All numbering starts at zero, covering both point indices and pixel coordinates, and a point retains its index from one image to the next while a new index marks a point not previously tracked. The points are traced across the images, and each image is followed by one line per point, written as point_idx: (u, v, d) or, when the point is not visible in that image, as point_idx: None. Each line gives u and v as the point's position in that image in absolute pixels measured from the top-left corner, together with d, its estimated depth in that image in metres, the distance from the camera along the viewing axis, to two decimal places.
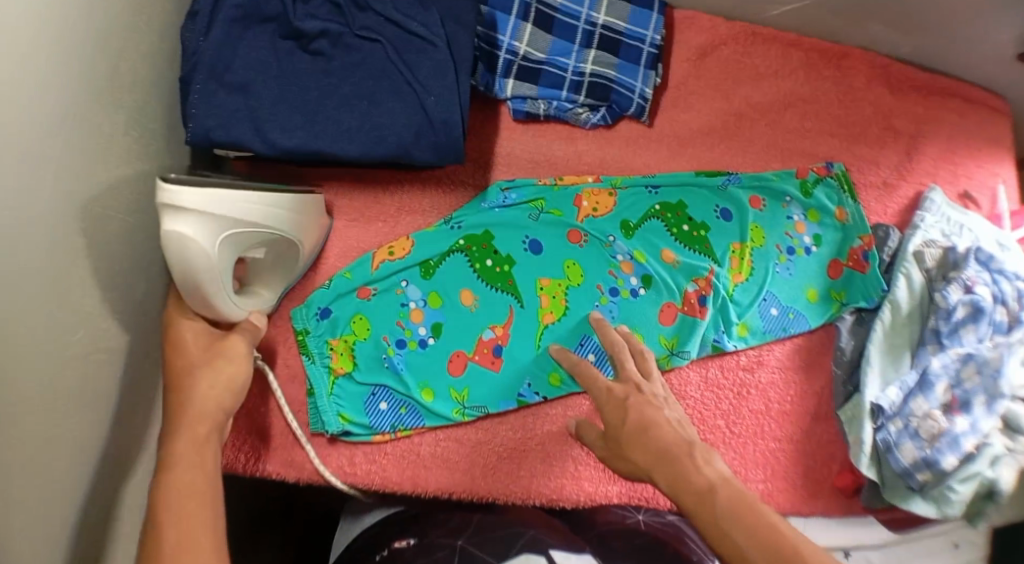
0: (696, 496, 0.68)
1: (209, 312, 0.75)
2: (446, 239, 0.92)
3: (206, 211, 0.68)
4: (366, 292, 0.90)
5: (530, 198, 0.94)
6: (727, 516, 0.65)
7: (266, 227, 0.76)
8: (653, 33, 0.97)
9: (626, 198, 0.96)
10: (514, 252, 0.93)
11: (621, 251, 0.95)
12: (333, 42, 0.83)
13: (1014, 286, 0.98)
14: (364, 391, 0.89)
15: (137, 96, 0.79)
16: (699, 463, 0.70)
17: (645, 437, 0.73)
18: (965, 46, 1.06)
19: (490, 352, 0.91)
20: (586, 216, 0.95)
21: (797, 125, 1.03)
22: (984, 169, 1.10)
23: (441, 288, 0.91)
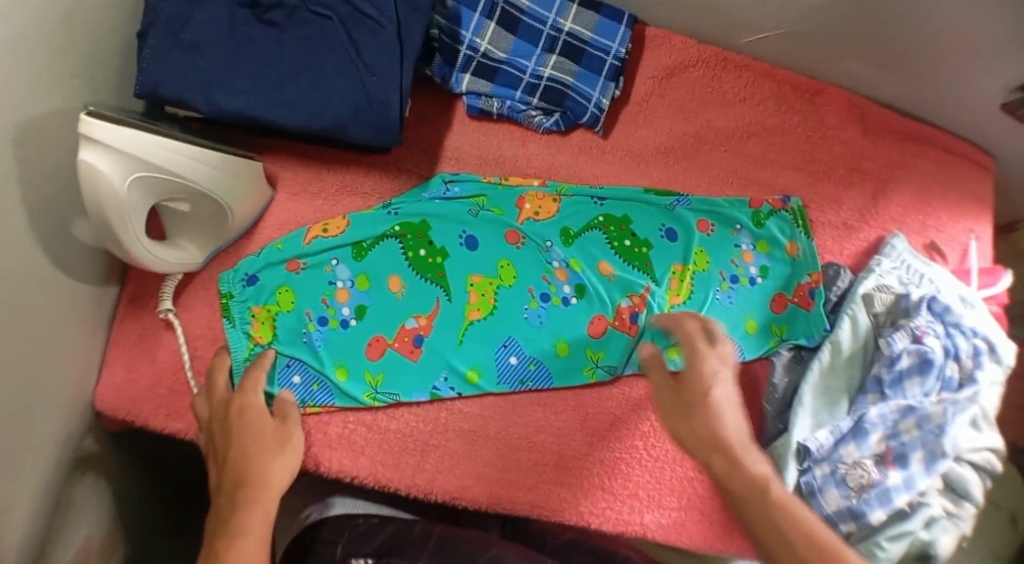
0: (747, 481, 0.75)
1: (117, 248, 0.82)
2: (381, 223, 0.93)
3: (119, 149, 0.75)
4: (295, 265, 0.91)
5: (472, 194, 0.95)
6: (777, 509, 0.73)
7: (184, 179, 0.82)
8: (619, 45, 0.97)
9: (570, 206, 0.96)
10: (449, 244, 0.93)
11: (557, 257, 0.94)
12: (287, 14, 0.86)
13: (970, 341, 0.94)
14: (280, 362, 0.89)
15: (91, 45, 0.83)
16: (749, 455, 0.77)
17: (710, 419, 0.79)
18: (951, 98, 1.01)
19: (411, 341, 0.91)
20: (526, 218, 0.95)
21: (760, 155, 1.03)
22: (957, 224, 1.04)
23: (371, 271, 0.91)
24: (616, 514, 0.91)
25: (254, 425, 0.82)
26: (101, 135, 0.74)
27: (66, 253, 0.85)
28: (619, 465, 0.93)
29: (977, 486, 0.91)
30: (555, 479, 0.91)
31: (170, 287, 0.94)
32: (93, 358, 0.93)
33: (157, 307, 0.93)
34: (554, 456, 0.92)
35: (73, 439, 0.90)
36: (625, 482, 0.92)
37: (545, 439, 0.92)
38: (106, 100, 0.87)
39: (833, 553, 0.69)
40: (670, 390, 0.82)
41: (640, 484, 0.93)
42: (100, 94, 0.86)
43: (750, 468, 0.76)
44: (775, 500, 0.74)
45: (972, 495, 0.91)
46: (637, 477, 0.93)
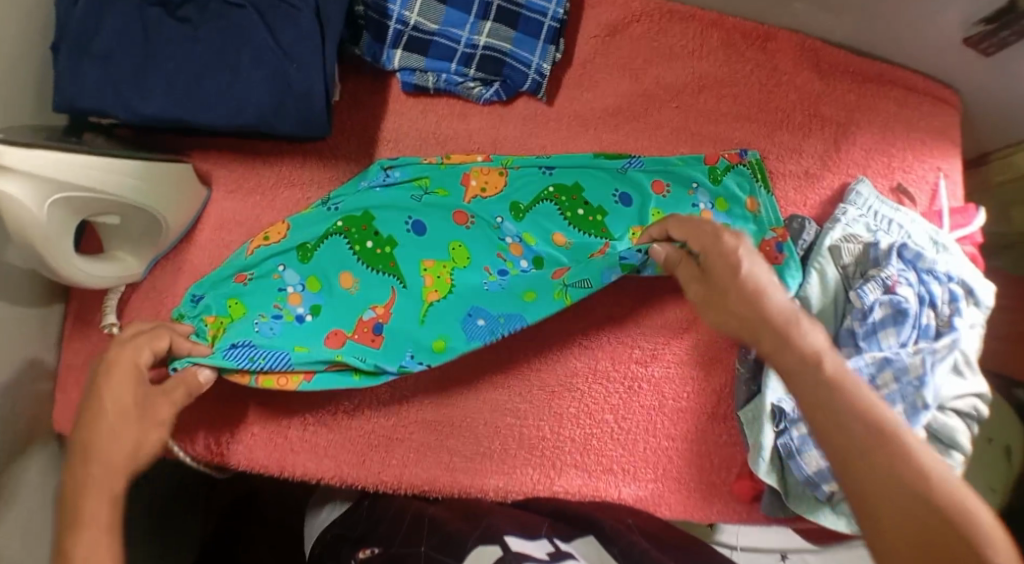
0: (798, 361, 0.70)
1: (47, 270, 0.79)
2: (323, 221, 0.89)
3: (35, 172, 0.73)
4: (242, 277, 0.87)
5: (413, 178, 0.91)
6: (830, 388, 0.67)
7: (108, 194, 0.79)
8: (557, 5, 0.92)
9: (517, 178, 0.93)
10: (396, 233, 0.89)
11: (510, 234, 0.91)
12: (200, 8, 0.83)
13: (946, 287, 0.92)
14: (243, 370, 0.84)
15: (1, 60, 0.80)
16: (802, 331, 0.72)
17: (745, 301, 0.74)
18: (907, 33, 0.96)
19: (371, 331, 0.87)
20: (473, 196, 0.92)
21: (712, 109, 0.99)
22: (925, 163, 1.01)
23: (320, 271, 0.88)
24: (593, 489, 0.90)
25: (111, 432, 0.74)
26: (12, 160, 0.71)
27: (2, 279, 0.82)
28: (591, 440, 0.91)
29: (964, 433, 0.89)
30: (526, 461, 0.90)
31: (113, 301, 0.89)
32: (44, 382, 0.90)
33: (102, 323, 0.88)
34: (522, 438, 0.90)
35: (33, 465, 0.88)
36: (598, 458, 0.91)
37: (514, 422, 0.91)
38: (24, 117, 0.84)
39: (892, 434, 0.64)
40: (700, 284, 0.79)
41: (613, 458, 0.91)
42: (16, 112, 0.83)
43: (803, 342, 0.71)
44: (832, 382, 0.68)
45: (961, 444, 0.89)
46: (610, 450, 0.91)
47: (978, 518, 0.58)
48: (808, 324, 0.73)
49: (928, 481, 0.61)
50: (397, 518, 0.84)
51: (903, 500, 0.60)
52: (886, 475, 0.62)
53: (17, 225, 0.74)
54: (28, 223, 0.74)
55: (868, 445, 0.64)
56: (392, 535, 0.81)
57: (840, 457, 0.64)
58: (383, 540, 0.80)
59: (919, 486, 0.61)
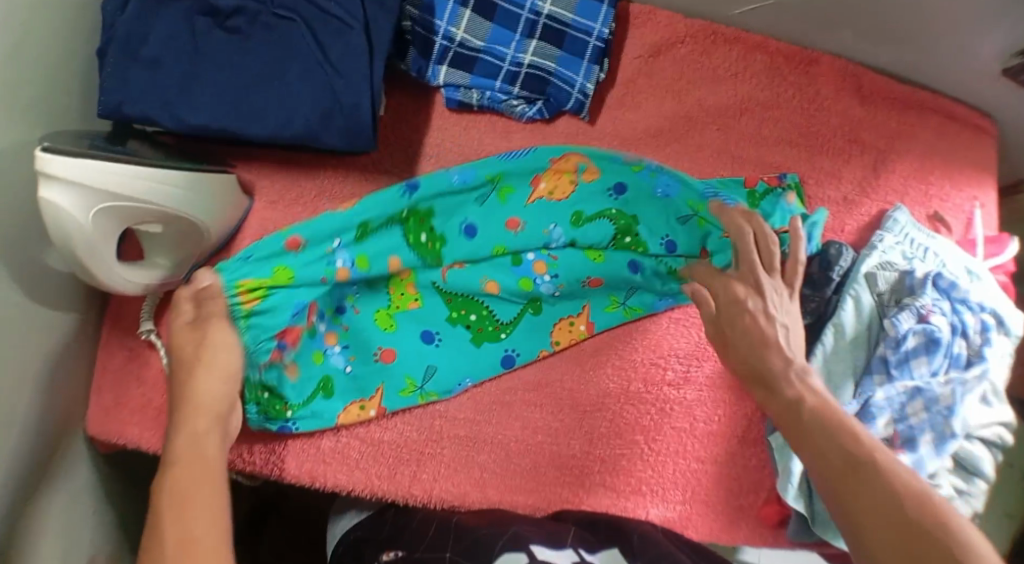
0: (783, 405, 0.74)
1: (89, 276, 0.80)
2: (393, 205, 0.88)
3: (77, 180, 0.73)
4: (296, 244, 0.86)
5: (486, 175, 0.91)
6: (813, 427, 0.71)
7: (151, 202, 0.79)
8: (602, 25, 0.93)
9: (583, 191, 0.93)
10: (449, 232, 0.91)
11: (557, 235, 0.93)
12: (249, 19, 0.83)
13: (977, 316, 0.92)
14: (297, 332, 0.88)
15: (50, 64, 0.80)
16: (792, 378, 0.75)
17: (748, 348, 0.79)
18: (953, 63, 0.95)
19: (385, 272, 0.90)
20: (539, 198, 0.92)
21: (754, 133, 0.99)
22: (961, 192, 1.01)
23: (371, 252, 0.89)
24: (621, 508, 0.91)
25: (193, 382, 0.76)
26: (54, 169, 0.71)
27: (45, 285, 0.83)
28: (621, 460, 0.92)
29: (990, 463, 0.89)
30: (556, 479, 0.91)
31: (149, 307, 0.91)
32: (82, 384, 0.91)
33: (139, 329, 0.90)
34: (552, 456, 0.91)
35: (67, 468, 0.88)
36: (627, 478, 0.92)
37: (544, 440, 0.92)
38: (70, 121, 0.84)
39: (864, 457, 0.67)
40: (711, 327, 0.82)
41: (642, 479, 0.92)
42: (62, 119, 0.83)
43: (787, 393, 0.75)
44: (813, 417, 0.72)
45: (985, 472, 0.89)
46: (640, 471, 0.92)
47: (962, 531, 0.61)
48: (800, 371, 0.76)
49: (906, 498, 0.64)
50: (419, 529, 0.83)
51: (886, 509, 0.63)
52: (872, 497, 0.64)
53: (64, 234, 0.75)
54: (74, 231, 0.75)
55: (848, 470, 0.67)
56: (417, 541, 0.80)
57: (827, 486, 0.68)
58: (406, 546, 0.79)
59: (899, 495, 0.64)
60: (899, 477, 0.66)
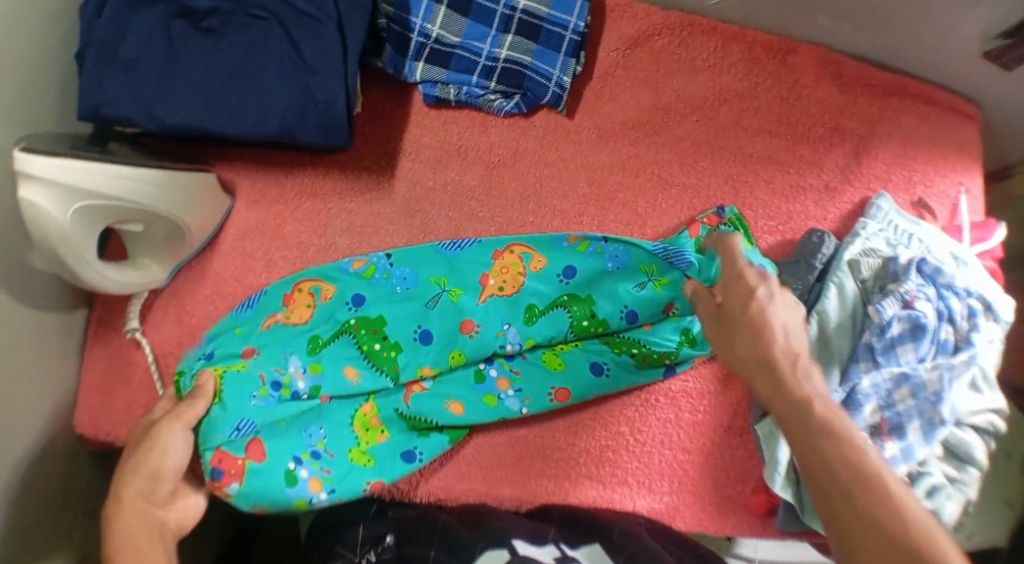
0: (790, 406, 0.65)
1: (71, 275, 0.81)
2: (338, 316, 0.89)
3: (71, 183, 0.75)
4: (251, 351, 0.86)
5: (425, 280, 0.91)
6: (819, 431, 0.63)
7: (141, 204, 0.82)
8: (578, 19, 0.94)
9: (535, 280, 0.91)
10: (402, 339, 0.89)
11: (512, 341, 0.90)
12: (223, 19, 0.84)
13: (965, 302, 0.90)
14: (240, 465, 0.81)
15: (29, 70, 0.81)
16: (799, 376, 0.67)
17: (754, 339, 0.69)
18: (930, 48, 0.95)
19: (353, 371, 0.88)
20: (489, 294, 0.91)
21: (733, 123, 0.99)
22: (945, 177, 1.00)
23: (326, 360, 0.87)
24: (607, 501, 0.91)
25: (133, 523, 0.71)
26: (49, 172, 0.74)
27: (30, 286, 0.84)
28: (606, 452, 0.92)
29: (981, 449, 0.88)
30: (541, 471, 0.91)
31: (135, 307, 0.92)
32: (70, 385, 0.92)
33: (125, 328, 0.92)
34: (538, 450, 0.92)
35: (57, 467, 0.90)
36: (613, 470, 0.92)
37: (529, 434, 0.92)
38: (51, 125, 0.86)
39: (875, 477, 0.59)
40: (713, 322, 0.74)
41: (628, 471, 0.92)
42: (42, 123, 0.84)
43: (797, 390, 0.66)
44: (820, 421, 0.63)
45: (977, 459, 0.88)
46: (626, 463, 0.92)
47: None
48: (803, 367, 0.68)
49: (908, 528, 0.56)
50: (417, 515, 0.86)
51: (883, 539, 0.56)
52: (854, 515, 0.58)
53: (56, 237, 0.77)
54: (66, 233, 0.77)
55: (854, 491, 0.59)
56: (409, 530, 0.83)
57: (825, 502, 0.60)
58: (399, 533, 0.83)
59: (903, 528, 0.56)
60: (901, 501, 0.58)
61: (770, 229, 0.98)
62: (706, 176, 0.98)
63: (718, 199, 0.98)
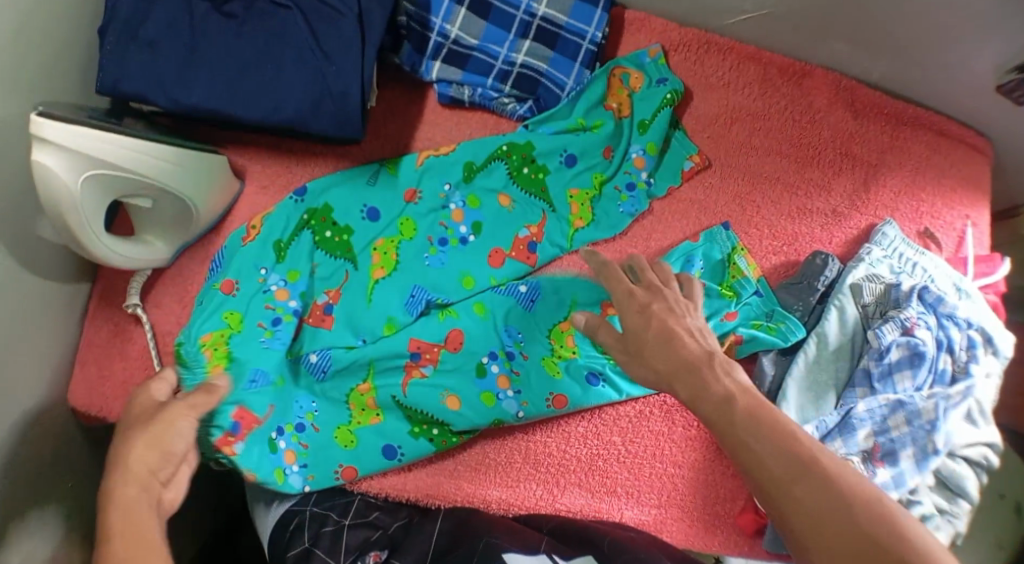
0: (714, 404, 0.63)
1: (78, 246, 0.82)
2: (291, 214, 0.93)
3: (94, 152, 0.77)
4: (230, 285, 0.90)
5: (395, 217, 0.94)
6: (747, 429, 0.60)
7: (157, 182, 0.83)
8: (596, 30, 0.95)
9: (484, 173, 0.96)
10: (352, 221, 0.93)
11: (462, 226, 0.94)
12: (246, 4, 0.86)
13: (965, 333, 0.90)
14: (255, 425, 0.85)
15: (51, 40, 0.83)
16: (718, 373, 0.65)
17: (666, 348, 0.68)
18: (944, 79, 0.95)
19: (321, 312, 0.91)
20: (459, 214, 0.94)
21: (744, 142, 1.00)
22: (954, 211, 0.99)
23: (297, 265, 0.91)
24: (595, 509, 0.90)
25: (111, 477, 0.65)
26: (75, 141, 0.75)
27: (35, 252, 0.85)
28: (597, 461, 0.92)
29: (974, 482, 0.86)
30: (530, 475, 0.91)
31: (138, 284, 0.93)
32: (68, 356, 0.93)
33: (126, 303, 0.92)
34: (527, 454, 0.91)
35: (50, 438, 0.90)
36: (603, 479, 0.91)
37: (522, 437, 0.92)
38: (69, 97, 0.87)
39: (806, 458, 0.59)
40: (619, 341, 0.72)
41: (618, 480, 0.91)
42: (60, 94, 0.85)
43: (716, 388, 0.64)
44: (743, 419, 0.61)
45: (968, 492, 0.86)
46: (616, 473, 0.91)
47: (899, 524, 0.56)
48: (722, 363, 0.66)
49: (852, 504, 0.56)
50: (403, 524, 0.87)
51: (836, 509, 0.56)
52: (798, 506, 0.57)
53: (72, 208, 0.78)
54: (82, 203, 0.79)
55: (788, 480, 0.58)
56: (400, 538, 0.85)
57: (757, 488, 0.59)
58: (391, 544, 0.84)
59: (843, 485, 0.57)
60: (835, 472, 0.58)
61: (774, 248, 0.98)
62: (714, 193, 0.99)
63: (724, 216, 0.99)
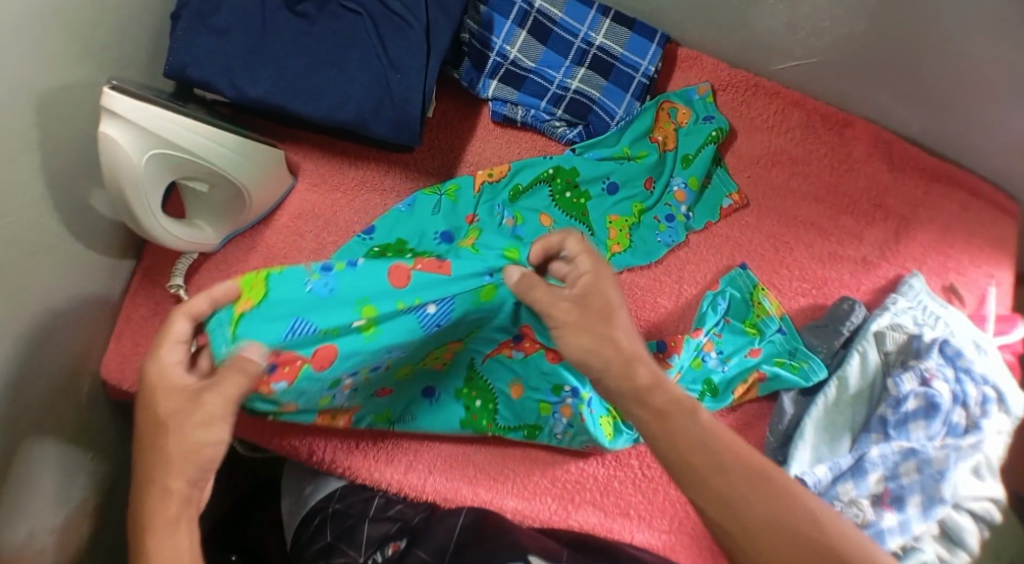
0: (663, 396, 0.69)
1: (132, 220, 0.85)
2: (359, 250, 0.92)
3: (164, 136, 0.80)
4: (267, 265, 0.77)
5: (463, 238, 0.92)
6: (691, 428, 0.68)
7: (213, 165, 0.86)
8: (649, 64, 0.99)
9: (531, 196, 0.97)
10: (428, 248, 0.91)
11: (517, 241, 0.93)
12: (318, 6, 0.90)
13: (980, 389, 0.92)
14: (295, 364, 0.78)
15: (125, 21, 0.86)
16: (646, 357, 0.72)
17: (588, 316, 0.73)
18: (983, 140, 0.97)
19: (435, 260, 0.79)
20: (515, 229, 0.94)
21: (782, 183, 1.03)
22: (978, 268, 1.01)
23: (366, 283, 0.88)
24: (605, 529, 0.92)
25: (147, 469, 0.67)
26: (142, 121, 0.78)
27: (86, 221, 0.88)
28: (612, 482, 0.94)
29: (974, 535, 0.87)
30: (546, 490, 0.93)
31: (183, 265, 0.95)
32: (105, 326, 0.96)
33: (169, 283, 0.95)
34: (545, 469, 0.94)
35: (80, 402, 0.93)
36: (616, 500, 0.94)
37: (541, 451, 0.95)
38: (137, 78, 0.91)
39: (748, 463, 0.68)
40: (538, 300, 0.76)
41: (630, 502, 0.94)
42: (128, 72, 0.89)
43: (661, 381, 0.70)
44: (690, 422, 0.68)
45: (968, 544, 0.87)
46: (629, 495, 0.94)
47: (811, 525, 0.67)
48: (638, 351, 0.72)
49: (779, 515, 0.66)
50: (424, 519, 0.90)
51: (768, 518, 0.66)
52: (750, 508, 0.66)
53: (131, 182, 0.81)
54: (144, 182, 0.82)
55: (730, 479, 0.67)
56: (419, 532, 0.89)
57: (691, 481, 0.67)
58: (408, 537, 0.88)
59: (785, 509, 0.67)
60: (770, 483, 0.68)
61: (803, 290, 1.00)
62: (750, 232, 1.02)
63: (757, 254, 1.01)
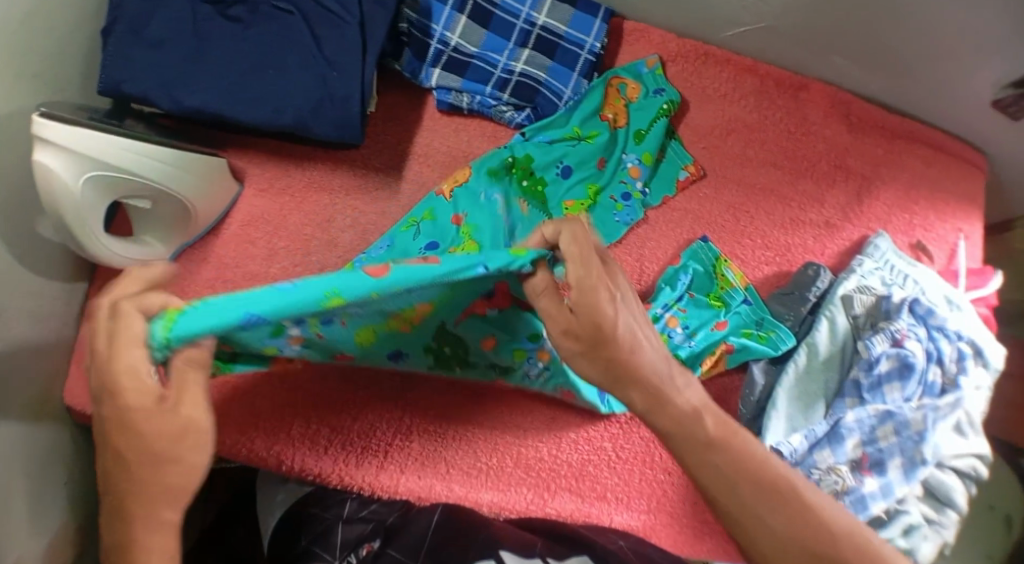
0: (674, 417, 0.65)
1: (75, 244, 0.84)
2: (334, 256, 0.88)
3: (99, 157, 0.79)
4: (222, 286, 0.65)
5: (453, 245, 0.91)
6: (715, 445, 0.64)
7: (153, 182, 0.84)
8: (594, 40, 0.98)
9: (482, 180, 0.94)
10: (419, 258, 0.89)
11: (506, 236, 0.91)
12: (250, 9, 0.88)
13: (955, 345, 0.90)
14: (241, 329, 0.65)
15: (54, 42, 0.84)
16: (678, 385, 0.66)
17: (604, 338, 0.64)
18: (942, 94, 0.96)
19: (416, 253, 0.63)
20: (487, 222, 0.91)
21: (739, 152, 1.01)
22: (945, 223, 1.00)
23: None
24: (584, 514, 0.91)
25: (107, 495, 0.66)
26: (75, 144, 0.77)
27: (34, 249, 0.87)
28: (587, 467, 0.93)
29: (961, 493, 0.85)
30: (520, 481, 0.92)
31: None
32: (64, 352, 0.94)
33: None
34: (518, 458, 0.93)
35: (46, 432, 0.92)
36: (593, 484, 0.92)
37: (512, 441, 0.93)
38: (71, 98, 0.89)
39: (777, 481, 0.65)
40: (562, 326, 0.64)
41: (608, 485, 0.92)
42: (62, 94, 0.87)
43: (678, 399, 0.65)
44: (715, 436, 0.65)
45: (956, 502, 0.85)
46: (606, 478, 0.93)
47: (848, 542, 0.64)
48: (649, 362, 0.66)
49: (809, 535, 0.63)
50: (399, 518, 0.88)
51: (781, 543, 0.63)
52: (769, 530, 0.63)
53: (70, 207, 0.80)
54: (84, 206, 0.80)
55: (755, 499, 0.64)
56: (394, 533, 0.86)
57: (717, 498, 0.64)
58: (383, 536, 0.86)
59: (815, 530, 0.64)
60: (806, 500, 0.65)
61: (766, 259, 0.99)
62: (709, 203, 1.01)
63: (718, 226, 1.00)
